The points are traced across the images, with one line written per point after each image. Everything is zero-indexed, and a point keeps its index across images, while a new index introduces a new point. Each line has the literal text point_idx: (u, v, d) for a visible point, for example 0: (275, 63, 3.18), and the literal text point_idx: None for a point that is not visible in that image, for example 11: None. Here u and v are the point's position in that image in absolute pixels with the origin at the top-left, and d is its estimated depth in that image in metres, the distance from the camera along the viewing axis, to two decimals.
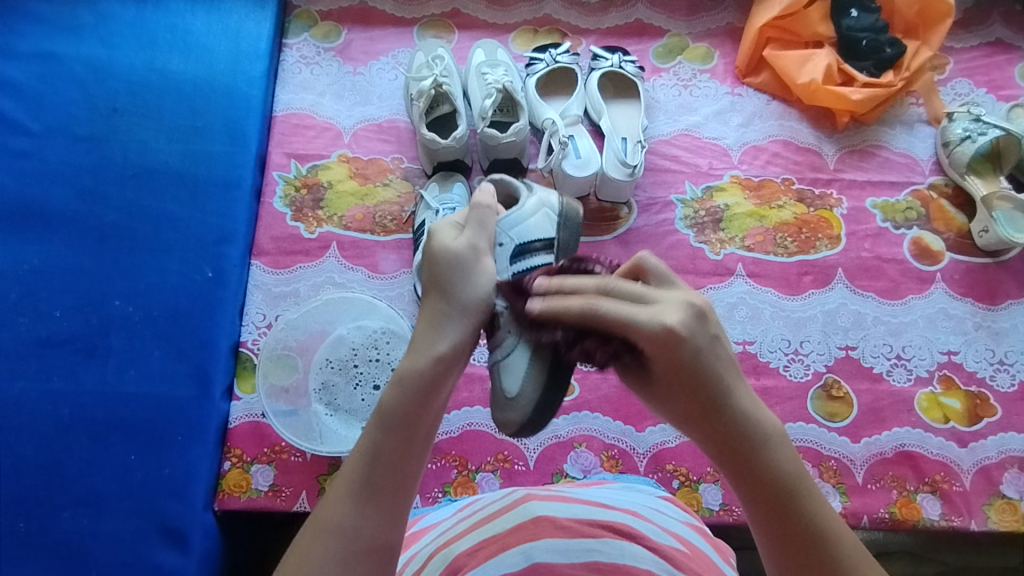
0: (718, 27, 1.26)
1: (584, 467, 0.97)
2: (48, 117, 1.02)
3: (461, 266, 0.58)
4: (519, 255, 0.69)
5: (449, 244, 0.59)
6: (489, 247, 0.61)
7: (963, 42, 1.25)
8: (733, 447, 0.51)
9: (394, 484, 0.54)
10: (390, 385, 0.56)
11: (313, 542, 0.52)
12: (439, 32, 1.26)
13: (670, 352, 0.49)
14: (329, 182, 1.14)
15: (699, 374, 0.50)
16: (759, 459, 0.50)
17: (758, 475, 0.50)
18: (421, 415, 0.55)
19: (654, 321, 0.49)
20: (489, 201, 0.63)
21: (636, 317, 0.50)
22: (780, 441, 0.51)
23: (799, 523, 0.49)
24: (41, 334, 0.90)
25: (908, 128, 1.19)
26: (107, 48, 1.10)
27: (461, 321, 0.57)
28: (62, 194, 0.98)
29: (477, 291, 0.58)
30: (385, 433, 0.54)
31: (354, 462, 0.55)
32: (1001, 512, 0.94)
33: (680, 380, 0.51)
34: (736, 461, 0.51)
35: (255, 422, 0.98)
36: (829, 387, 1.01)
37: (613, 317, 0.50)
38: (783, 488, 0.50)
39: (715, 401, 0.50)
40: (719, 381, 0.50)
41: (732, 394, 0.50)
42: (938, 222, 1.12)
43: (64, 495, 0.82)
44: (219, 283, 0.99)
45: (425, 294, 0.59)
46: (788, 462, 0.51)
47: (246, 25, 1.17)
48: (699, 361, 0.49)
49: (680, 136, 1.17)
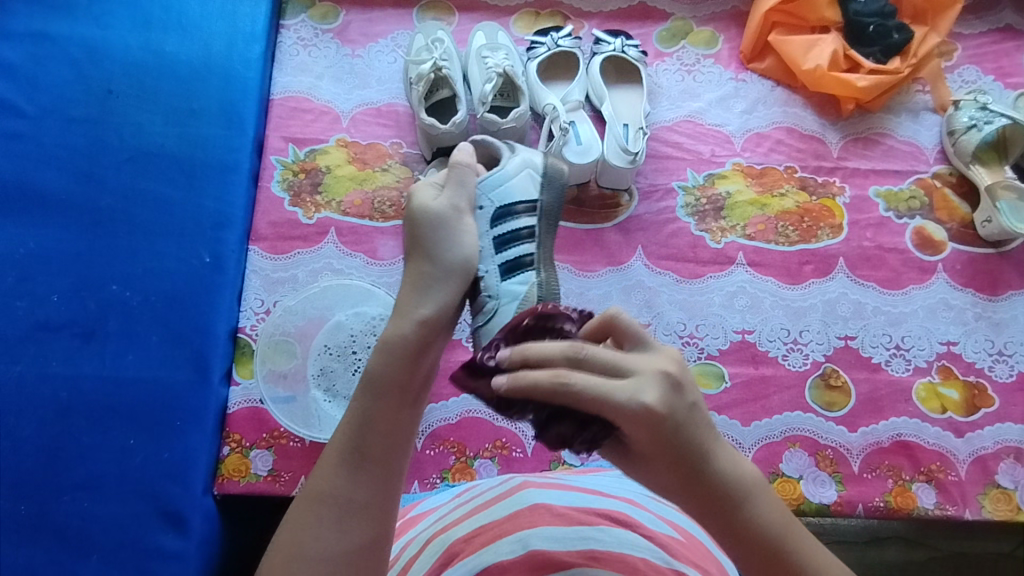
0: (723, 11, 1.24)
1: (582, 454, 0.97)
2: (42, 99, 1.01)
3: (446, 226, 0.60)
4: (500, 218, 0.67)
5: (430, 204, 0.61)
6: (470, 206, 0.62)
7: (972, 28, 1.23)
8: (716, 505, 0.51)
9: (382, 450, 0.56)
10: (376, 352, 0.58)
11: (309, 510, 0.55)
12: (438, 14, 1.24)
13: (653, 427, 0.49)
14: (327, 166, 1.13)
15: (676, 449, 0.50)
16: (739, 517, 0.51)
17: (744, 532, 0.51)
18: (406, 381, 0.56)
19: (634, 400, 0.48)
20: (469, 160, 0.64)
21: (619, 393, 0.48)
22: (756, 487, 0.52)
23: (796, 574, 0.50)
24: (38, 317, 0.89)
25: (913, 115, 1.18)
26: (101, 28, 1.08)
27: (448, 281, 0.58)
28: (58, 177, 0.97)
29: (460, 252, 0.59)
30: (373, 401, 0.56)
31: (343, 430, 0.57)
32: (996, 502, 0.95)
33: (660, 456, 0.50)
34: (717, 524, 0.52)
35: (255, 406, 0.99)
36: (828, 376, 1.01)
37: (593, 400, 0.48)
38: (770, 540, 0.51)
39: (692, 467, 0.50)
40: (692, 451, 0.50)
41: (708, 458, 0.50)
42: (942, 211, 1.11)
43: (64, 478, 0.81)
44: (217, 269, 1.00)
45: (409, 256, 0.60)
46: (767, 509, 0.52)
47: (242, 5, 1.15)
48: (674, 431, 0.49)
49: (682, 122, 1.16)
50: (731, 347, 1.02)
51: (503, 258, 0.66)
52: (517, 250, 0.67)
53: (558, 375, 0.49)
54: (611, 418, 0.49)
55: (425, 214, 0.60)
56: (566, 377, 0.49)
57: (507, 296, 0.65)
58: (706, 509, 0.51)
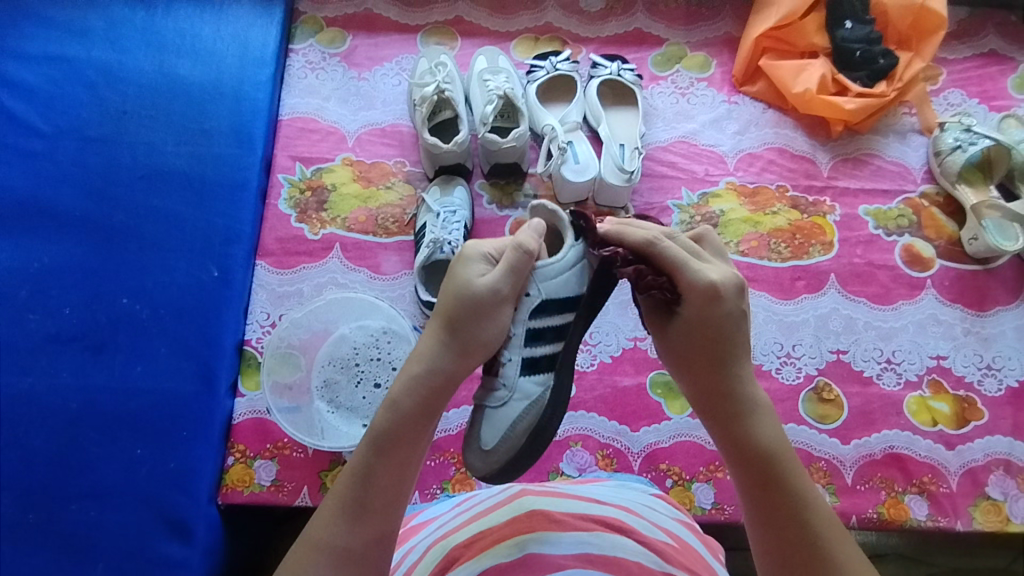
0: (716, 37, 1.29)
1: (580, 466, 0.99)
2: (58, 119, 1.05)
3: (479, 310, 0.60)
4: (540, 309, 0.65)
5: (476, 284, 0.60)
6: (512, 293, 0.61)
7: (956, 53, 1.27)
8: (728, 394, 0.63)
9: (382, 504, 0.58)
10: (382, 409, 0.61)
11: (305, 557, 0.56)
12: (441, 39, 1.28)
13: (709, 303, 0.61)
14: (332, 184, 1.16)
15: (717, 329, 0.62)
16: (741, 413, 0.62)
17: (743, 433, 0.61)
18: (410, 439, 0.60)
19: (705, 276, 0.61)
20: (531, 242, 0.61)
21: (692, 266, 0.61)
22: (762, 403, 0.63)
23: (775, 470, 0.59)
24: (50, 330, 0.92)
25: (900, 137, 1.22)
26: (117, 53, 1.13)
27: (460, 360, 0.61)
28: (72, 195, 1.00)
29: (485, 337, 0.61)
30: (376, 456, 0.59)
31: (346, 481, 0.59)
32: (986, 513, 0.97)
33: (699, 331, 0.62)
34: (722, 414, 0.63)
35: (259, 418, 1.00)
36: (820, 390, 1.03)
37: (673, 254, 0.61)
38: (761, 437, 0.61)
39: (723, 354, 0.63)
40: (729, 340, 0.62)
41: (738, 354, 0.63)
42: (929, 229, 1.14)
43: (71, 487, 0.84)
44: (225, 283, 1.02)
45: (436, 320, 0.62)
46: (768, 426, 0.62)
47: (253, 31, 1.19)
48: (725, 314, 0.61)
49: (677, 143, 1.20)
50: None
51: (529, 351, 0.65)
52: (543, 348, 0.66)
53: (656, 236, 0.62)
54: (676, 275, 0.61)
55: (466, 290, 0.60)
56: (660, 239, 0.62)
57: (520, 393, 0.64)
58: (719, 396, 0.63)
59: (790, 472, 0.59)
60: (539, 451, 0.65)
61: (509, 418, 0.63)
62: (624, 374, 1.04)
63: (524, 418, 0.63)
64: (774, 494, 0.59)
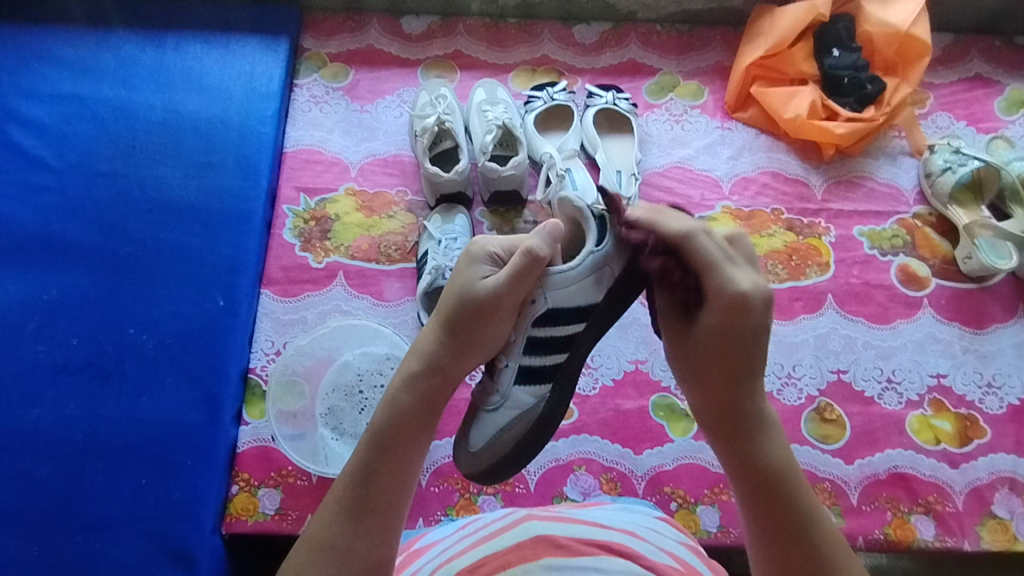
0: (707, 66, 1.33)
1: (584, 489, 0.99)
2: (69, 156, 1.10)
3: (480, 313, 0.62)
4: (545, 319, 0.67)
5: (477, 286, 0.62)
6: (513, 301, 0.62)
7: (943, 78, 1.31)
8: (738, 418, 0.59)
9: (384, 503, 0.58)
10: (382, 408, 0.62)
11: (308, 560, 0.56)
12: (441, 72, 1.31)
13: (734, 314, 0.57)
14: (336, 215, 1.17)
15: (740, 345, 0.57)
16: (751, 438, 0.58)
17: (752, 458, 0.58)
18: (410, 436, 0.60)
19: (733, 286, 0.56)
20: (541, 249, 0.61)
21: (725, 269, 0.57)
22: (772, 430, 0.60)
23: (784, 502, 0.56)
24: (58, 362, 0.96)
25: (891, 159, 1.24)
26: (127, 90, 1.17)
27: (458, 358, 0.62)
28: (81, 229, 1.04)
29: (484, 339, 0.63)
30: (378, 453, 0.59)
31: (347, 482, 0.59)
32: (994, 532, 0.96)
33: (721, 342, 0.58)
34: (732, 436, 0.59)
35: (263, 446, 1.00)
36: (822, 410, 1.04)
37: (704, 254, 0.57)
38: (770, 466, 0.57)
39: (737, 373, 0.59)
40: (747, 360, 0.58)
41: (754, 375, 0.59)
42: (924, 249, 1.16)
43: (78, 518, 0.87)
44: (230, 312, 1.03)
45: (438, 316, 0.64)
46: (778, 450, 0.58)
47: (259, 67, 1.22)
48: (751, 326, 0.57)
49: (673, 168, 1.22)
50: None
51: (528, 360, 0.68)
52: (540, 359, 0.68)
53: (692, 229, 0.58)
54: (707, 277, 0.57)
55: (470, 292, 0.62)
56: (695, 233, 0.58)
57: (512, 401, 0.68)
58: (730, 413, 0.59)
59: (801, 503, 0.56)
60: (524, 458, 0.69)
61: (497, 424, 0.68)
62: (626, 397, 1.05)
63: (512, 427, 0.67)
64: (788, 527, 0.56)
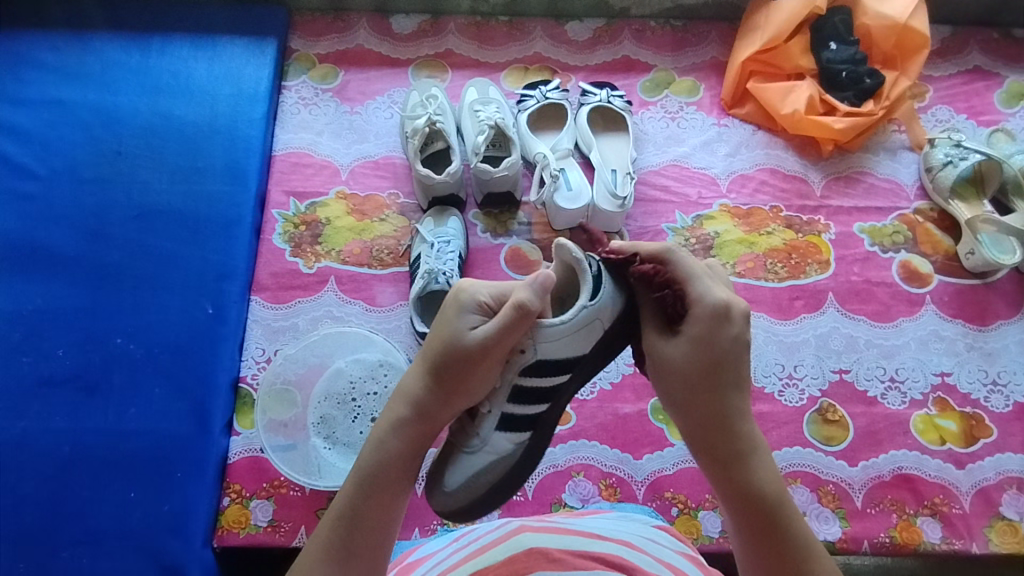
0: (703, 62, 1.30)
1: (583, 496, 0.97)
2: (53, 162, 1.07)
3: (467, 363, 0.58)
4: (531, 369, 0.63)
5: (466, 337, 0.58)
6: (501, 351, 0.58)
7: (941, 71, 1.29)
8: (729, 437, 0.57)
9: (370, 549, 0.57)
10: (368, 448, 0.60)
11: None
12: (432, 71, 1.29)
13: (718, 326, 0.57)
14: (327, 218, 1.15)
15: (724, 357, 0.57)
16: (743, 456, 0.57)
17: (747, 478, 0.56)
18: (399, 481, 0.59)
19: (714, 298, 0.57)
20: (531, 302, 0.57)
21: (703, 281, 0.59)
22: (761, 449, 0.59)
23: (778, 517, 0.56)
24: (43, 373, 0.94)
25: (891, 154, 1.22)
26: (112, 94, 1.15)
27: (445, 404, 0.60)
28: (66, 236, 1.02)
29: (468, 387, 0.59)
30: (365, 496, 0.58)
31: (333, 523, 0.57)
32: (1003, 534, 0.94)
33: (705, 354, 0.57)
34: (725, 457, 0.57)
35: (255, 456, 0.97)
36: (824, 411, 1.02)
37: (684, 267, 0.59)
38: (763, 486, 0.56)
39: (725, 389, 0.58)
40: (733, 375, 0.58)
41: (739, 389, 0.58)
42: (925, 245, 1.14)
43: (65, 534, 0.85)
44: (219, 320, 1.01)
45: (423, 358, 0.61)
46: (767, 469, 0.57)
47: (246, 69, 1.20)
48: (733, 337, 0.57)
49: (669, 166, 1.20)
50: None
51: (511, 408, 0.64)
52: (526, 410, 0.64)
53: (670, 247, 0.60)
54: (687, 290, 0.58)
55: (459, 342, 0.58)
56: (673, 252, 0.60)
57: (490, 447, 0.63)
58: (722, 433, 0.57)
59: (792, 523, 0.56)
60: (496, 503, 0.64)
61: (472, 465, 0.62)
62: (625, 401, 1.03)
63: (488, 471, 0.62)
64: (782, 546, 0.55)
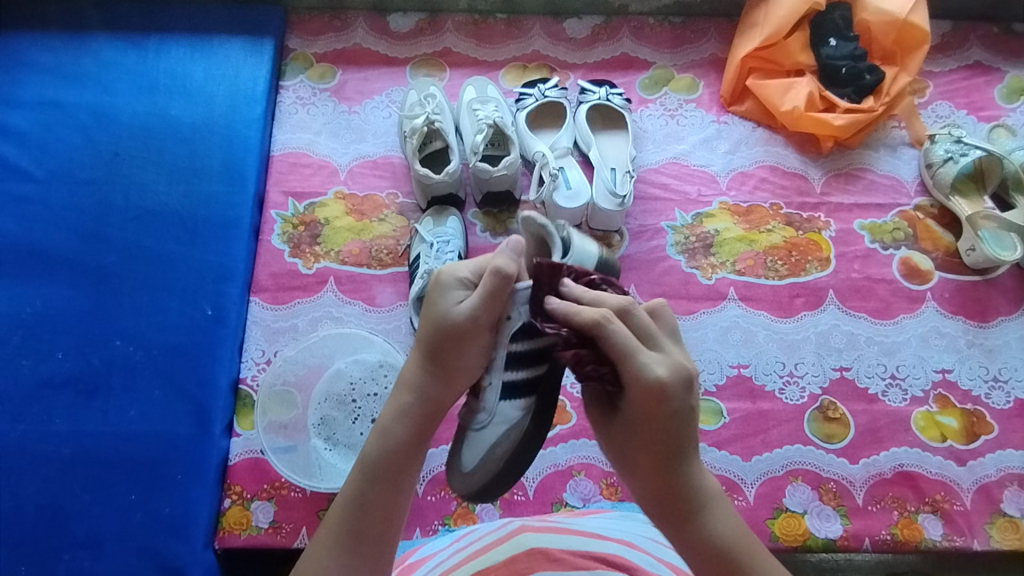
0: (702, 59, 1.30)
1: (584, 496, 0.97)
2: (50, 164, 1.07)
3: (458, 339, 0.58)
4: (527, 333, 0.61)
5: (453, 313, 0.58)
6: (491, 321, 0.58)
7: (942, 66, 1.28)
8: (680, 506, 0.56)
9: (379, 536, 0.57)
10: (374, 437, 0.60)
11: None
12: (430, 70, 1.29)
13: (657, 401, 0.54)
14: (325, 219, 1.14)
15: (666, 429, 0.55)
16: (695, 522, 0.56)
17: (702, 543, 0.55)
18: (407, 468, 0.59)
19: (648, 372, 0.54)
20: (509, 266, 0.57)
21: (642, 355, 0.54)
22: (720, 504, 0.57)
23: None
24: (42, 376, 0.94)
25: (891, 150, 1.22)
26: (108, 95, 1.15)
27: (447, 382, 0.60)
28: (63, 238, 1.02)
29: (463, 362, 0.59)
30: (371, 485, 0.58)
31: (340, 513, 0.58)
32: (1003, 531, 0.94)
33: (646, 431, 0.56)
34: (677, 525, 0.56)
35: (255, 458, 0.97)
36: (825, 409, 1.01)
37: (618, 340, 0.54)
38: (720, 548, 0.55)
39: (671, 458, 0.56)
40: (678, 444, 0.56)
41: (687, 456, 0.56)
42: (925, 242, 1.14)
43: (66, 537, 0.85)
44: (219, 321, 1.00)
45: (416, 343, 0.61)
46: (725, 525, 0.56)
47: (243, 68, 1.19)
48: (671, 410, 0.54)
49: (669, 164, 1.20)
50: (728, 381, 1.03)
51: (513, 374, 0.62)
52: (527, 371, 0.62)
53: (602, 314, 0.55)
54: (621, 365, 0.55)
55: (446, 318, 0.58)
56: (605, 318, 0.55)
57: (500, 417, 0.61)
58: (672, 501, 0.56)
59: None
60: (515, 476, 0.62)
61: (487, 440, 0.61)
62: None
63: (501, 444, 0.60)
64: None
